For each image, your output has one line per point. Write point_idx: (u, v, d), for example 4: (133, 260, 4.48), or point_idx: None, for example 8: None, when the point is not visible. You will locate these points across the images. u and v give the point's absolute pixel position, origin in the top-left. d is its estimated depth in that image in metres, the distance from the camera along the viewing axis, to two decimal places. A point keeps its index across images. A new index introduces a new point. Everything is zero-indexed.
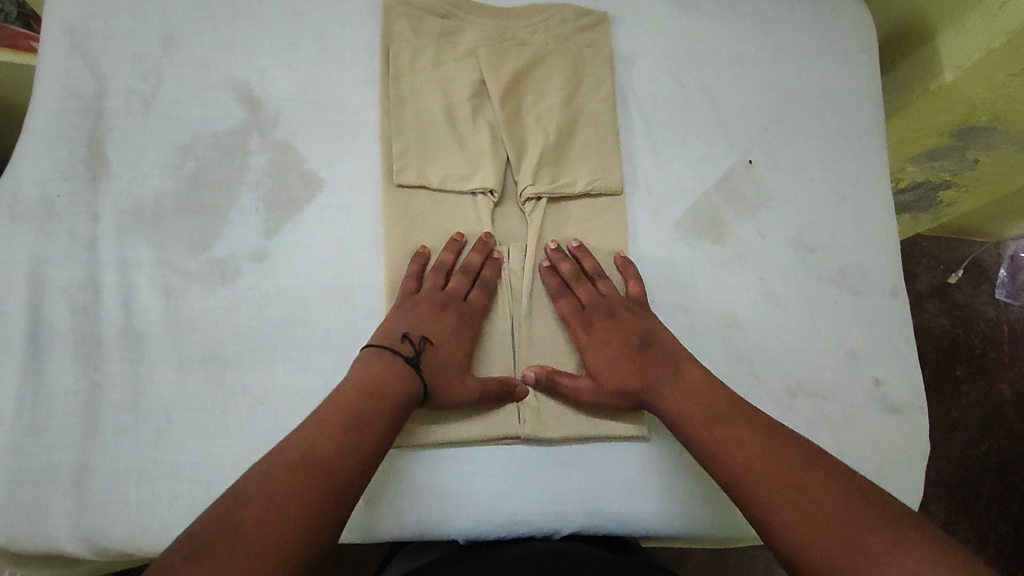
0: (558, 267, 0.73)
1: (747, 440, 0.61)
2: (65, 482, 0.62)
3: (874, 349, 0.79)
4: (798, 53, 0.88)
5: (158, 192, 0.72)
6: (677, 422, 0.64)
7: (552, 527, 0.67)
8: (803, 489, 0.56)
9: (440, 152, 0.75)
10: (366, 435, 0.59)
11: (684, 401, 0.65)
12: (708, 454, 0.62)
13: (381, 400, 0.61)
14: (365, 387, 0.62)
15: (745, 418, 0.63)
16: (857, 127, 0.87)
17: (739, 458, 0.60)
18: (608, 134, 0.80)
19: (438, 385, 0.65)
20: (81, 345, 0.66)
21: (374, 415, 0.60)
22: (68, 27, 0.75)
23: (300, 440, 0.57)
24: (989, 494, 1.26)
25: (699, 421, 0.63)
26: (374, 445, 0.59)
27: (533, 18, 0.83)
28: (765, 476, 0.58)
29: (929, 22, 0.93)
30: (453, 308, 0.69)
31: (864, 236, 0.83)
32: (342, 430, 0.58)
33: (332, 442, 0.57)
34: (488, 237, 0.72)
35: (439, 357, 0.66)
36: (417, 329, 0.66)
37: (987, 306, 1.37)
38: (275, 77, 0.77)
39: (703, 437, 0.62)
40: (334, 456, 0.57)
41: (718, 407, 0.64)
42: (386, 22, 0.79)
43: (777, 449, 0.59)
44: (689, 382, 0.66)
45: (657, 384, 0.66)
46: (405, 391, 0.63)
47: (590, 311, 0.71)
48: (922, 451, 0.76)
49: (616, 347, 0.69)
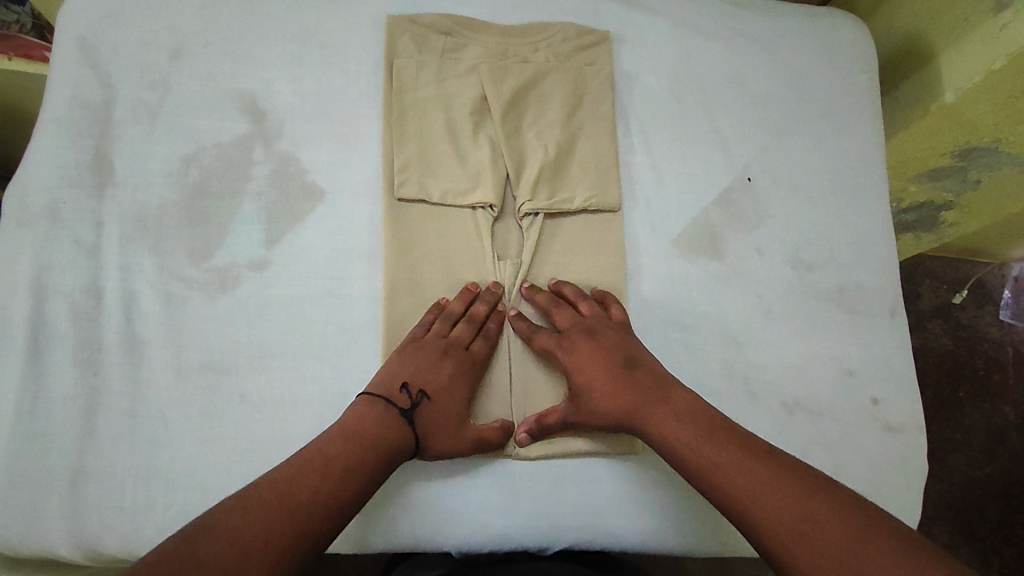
0: (534, 301, 0.73)
1: (743, 464, 0.59)
2: (60, 485, 0.63)
3: (872, 367, 0.79)
4: (798, 72, 0.89)
5: (162, 200, 0.73)
6: (672, 447, 0.63)
7: (545, 540, 0.67)
8: (812, 518, 0.55)
9: (441, 167, 0.76)
10: (344, 480, 0.58)
11: (678, 426, 0.63)
12: (708, 483, 0.60)
13: (364, 445, 0.61)
14: (355, 430, 0.62)
15: (744, 441, 0.61)
16: (856, 145, 0.87)
17: (741, 485, 0.58)
18: (607, 151, 0.80)
19: (432, 435, 0.65)
20: (81, 349, 0.67)
21: (354, 461, 0.60)
22: (79, 37, 0.77)
23: (278, 477, 0.57)
24: (994, 518, 1.25)
25: (695, 446, 0.62)
26: (349, 494, 0.58)
27: (535, 36, 0.84)
28: (771, 505, 0.56)
29: (928, 44, 0.94)
30: (454, 358, 0.68)
31: (862, 255, 0.83)
32: (319, 474, 0.58)
33: (307, 484, 0.57)
34: (495, 285, 0.73)
35: (435, 410, 0.66)
36: (415, 381, 0.66)
37: (990, 327, 1.36)
38: (280, 89, 0.78)
39: (705, 467, 0.61)
40: (309, 497, 0.56)
41: (714, 430, 0.62)
42: (390, 37, 0.80)
43: (778, 474, 0.58)
44: (682, 403, 0.65)
45: (645, 406, 0.65)
46: (396, 446, 0.62)
47: (571, 336, 0.70)
48: (920, 471, 0.75)
49: (600, 369, 0.68)
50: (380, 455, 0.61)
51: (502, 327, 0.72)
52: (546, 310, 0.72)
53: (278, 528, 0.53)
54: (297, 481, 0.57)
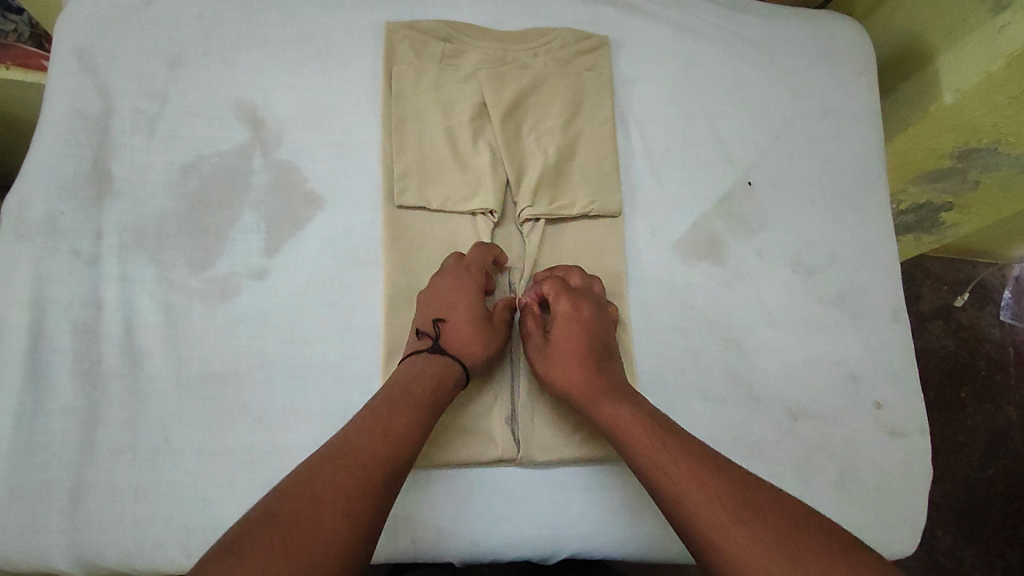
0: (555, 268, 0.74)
1: (686, 456, 0.59)
2: (60, 499, 0.62)
3: (875, 371, 0.78)
4: (797, 75, 0.89)
5: (162, 209, 0.73)
6: (617, 430, 0.63)
7: (549, 549, 0.67)
8: (750, 516, 0.54)
9: (440, 173, 0.76)
10: (397, 443, 0.58)
11: (632, 411, 0.63)
12: (650, 471, 0.60)
13: (408, 410, 0.61)
14: (394, 399, 0.61)
15: (692, 441, 0.61)
16: (857, 148, 0.87)
17: (678, 474, 0.58)
18: (607, 156, 0.80)
19: (466, 349, 0.67)
20: (80, 361, 0.67)
21: (402, 425, 0.60)
22: (77, 47, 0.77)
23: (329, 449, 0.57)
24: (998, 520, 1.24)
25: (644, 431, 0.62)
26: (405, 456, 0.58)
27: (534, 41, 0.83)
28: (708, 498, 0.56)
29: (926, 46, 0.94)
30: (446, 276, 0.70)
31: (864, 258, 0.83)
32: (369, 438, 0.58)
33: (361, 450, 0.57)
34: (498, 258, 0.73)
35: (456, 326, 0.68)
36: (426, 320, 0.68)
37: (991, 328, 1.36)
38: (279, 97, 0.78)
39: (647, 451, 0.60)
40: (365, 445, 0.57)
41: (663, 424, 0.63)
42: (388, 44, 0.80)
43: (723, 475, 0.57)
44: (640, 401, 0.65)
45: (606, 389, 0.65)
46: (436, 372, 0.64)
47: (576, 294, 0.70)
48: (925, 476, 0.75)
49: (577, 340, 0.68)
50: (427, 415, 0.62)
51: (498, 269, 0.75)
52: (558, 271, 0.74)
53: (345, 492, 0.53)
54: (350, 449, 0.57)
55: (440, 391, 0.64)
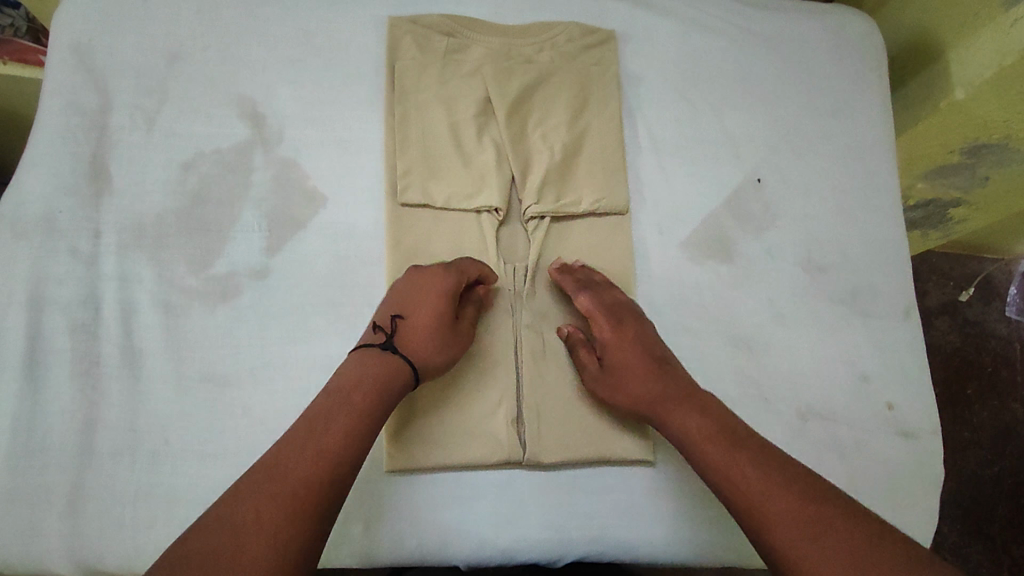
0: (565, 277, 0.71)
1: (755, 465, 0.57)
2: (59, 503, 0.61)
3: (887, 371, 0.77)
4: (807, 69, 0.88)
5: (161, 208, 0.71)
6: (688, 442, 0.61)
7: (556, 553, 0.66)
8: (828, 524, 0.52)
9: (444, 171, 0.75)
10: (323, 464, 0.54)
11: (699, 420, 0.61)
12: (721, 480, 0.58)
13: (335, 426, 0.56)
14: (331, 405, 0.57)
15: (760, 444, 0.59)
16: (867, 143, 0.86)
17: (750, 483, 0.56)
18: (614, 153, 0.79)
19: (421, 351, 0.63)
20: (79, 363, 0.65)
21: (329, 443, 0.55)
22: (74, 42, 0.75)
23: (254, 471, 0.53)
24: (1004, 517, 1.23)
25: (711, 441, 0.59)
26: (332, 478, 0.53)
27: (539, 35, 0.82)
28: (783, 510, 0.54)
29: (938, 40, 0.92)
30: (425, 274, 0.66)
31: (875, 256, 0.81)
32: (302, 450, 0.54)
33: (283, 473, 0.52)
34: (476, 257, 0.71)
35: (414, 325, 0.64)
36: (387, 315, 0.65)
37: (998, 324, 1.35)
38: (280, 93, 0.76)
39: (717, 462, 0.58)
40: (297, 459, 0.53)
41: (731, 429, 0.60)
42: (391, 39, 0.79)
43: (794, 481, 0.56)
44: (706, 403, 0.63)
45: (671, 399, 0.63)
46: (381, 371, 0.60)
47: (615, 311, 0.68)
48: (937, 477, 0.74)
49: (633, 356, 0.66)
50: (359, 429, 0.56)
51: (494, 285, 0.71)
52: (584, 284, 0.70)
53: (260, 525, 0.49)
54: (274, 471, 0.53)
55: (378, 397, 0.59)
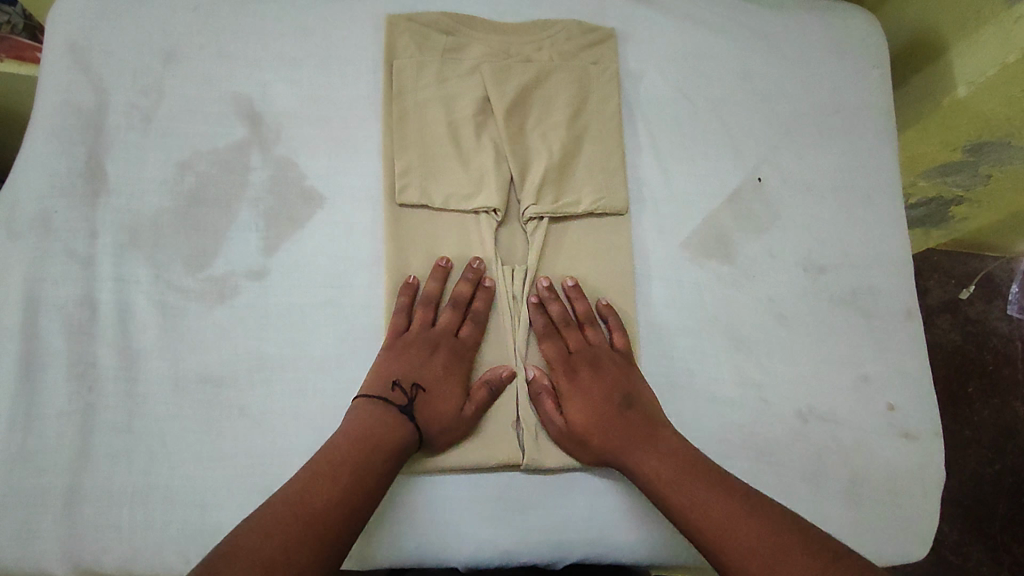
0: (549, 305, 0.71)
1: (718, 504, 0.59)
2: (56, 505, 0.61)
3: (888, 372, 0.77)
4: (808, 67, 0.87)
5: (157, 207, 0.71)
6: (655, 486, 0.62)
7: (556, 555, 0.65)
8: (789, 557, 0.55)
9: (442, 171, 0.74)
10: (324, 516, 0.56)
11: (661, 465, 0.63)
12: (687, 522, 0.60)
13: (340, 479, 0.58)
14: (355, 453, 0.60)
15: (724, 480, 0.61)
16: (869, 142, 0.85)
17: (714, 523, 0.59)
18: (613, 152, 0.78)
19: (435, 426, 0.64)
20: (75, 364, 0.65)
21: (332, 495, 0.57)
22: (69, 40, 0.75)
23: (264, 505, 0.56)
24: (1004, 515, 1.22)
25: (675, 486, 0.61)
26: (326, 531, 0.55)
27: (538, 34, 0.81)
28: (745, 547, 0.57)
29: (940, 37, 0.91)
30: (447, 350, 0.68)
31: (876, 256, 0.81)
32: (327, 495, 0.57)
33: (285, 515, 0.55)
34: (477, 261, 0.71)
35: (433, 398, 0.65)
36: (409, 376, 0.66)
37: (999, 322, 1.34)
38: (277, 92, 0.76)
39: (682, 505, 0.60)
40: (322, 503, 0.56)
41: (694, 467, 0.62)
42: (389, 37, 0.78)
43: (755, 514, 0.59)
44: (669, 443, 0.64)
45: (634, 445, 0.64)
46: (399, 442, 0.62)
47: (575, 359, 0.69)
48: (937, 478, 0.73)
49: (594, 406, 0.67)
50: (360, 487, 0.59)
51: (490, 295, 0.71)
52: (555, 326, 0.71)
53: (252, 558, 0.52)
54: (280, 510, 0.55)
55: (384, 459, 0.61)
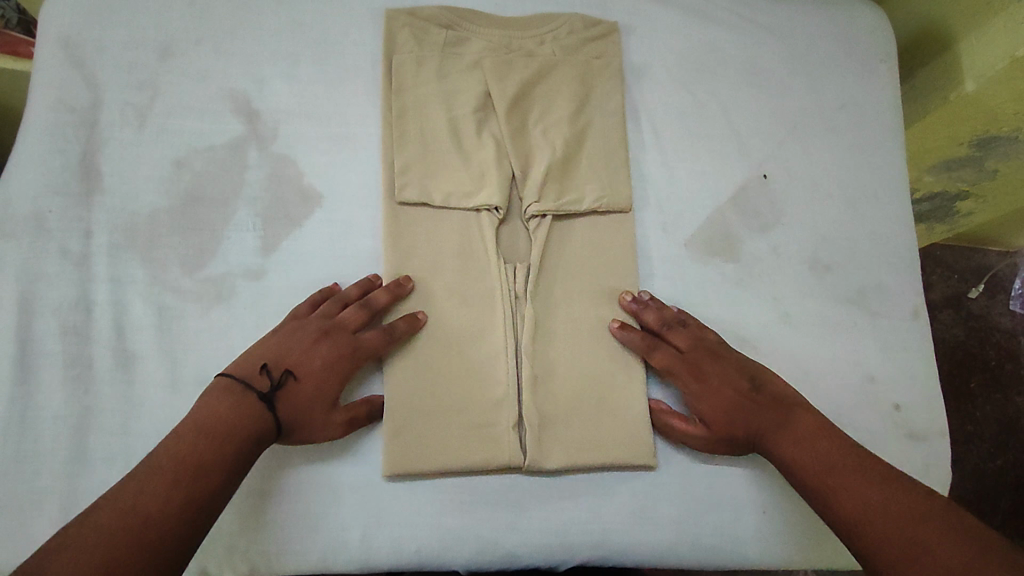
0: (642, 317, 0.70)
1: (855, 485, 0.57)
2: (51, 509, 0.60)
3: (894, 370, 0.76)
4: (814, 62, 0.86)
5: (153, 206, 0.70)
6: (794, 472, 0.61)
7: (560, 557, 0.65)
8: (916, 539, 0.53)
9: (442, 168, 0.73)
10: (155, 511, 0.51)
11: (796, 451, 0.62)
12: (825, 506, 0.58)
13: (181, 477, 0.53)
14: (201, 447, 0.55)
15: (858, 460, 0.60)
16: (876, 138, 0.84)
17: (848, 505, 0.57)
18: (617, 149, 0.77)
19: (295, 419, 0.61)
20: (71, 366, 0.64)
21: (165, 490, 0.52)
22: (63, 35, 0.73)
23: (83, 514, 0.51)
24: (1007, 511, 1.21)
25: (809, 470, 0.60)
26: (156, 534, 0.50)
27: (541, 28, 0.80)
28: (883, 526, 0.54)
29: (947, 30, 0.90)
30: (332, 340, 0.64)
31: (882, 254, 0.80)
32: (160, 488, 0.52)
33: (109, 519, 0.50)
34: (405, 280, 0.68)
35: (299, 391, 0.61)
36: (281, 362, 0.62)
37: (1002, 317, 1.33)
38: (275, 88, 0.75)
39: (820, 487, 0.59)
40: (154, 499, 0.51)
41: (826, 448, 0.61)
42: (388, 32, 0.77)
43: (888, 494, 0.56)
44: (802, 427, 0.63)
45: (769, 434, 0.64)
46: (250, 431, 0.58)
47: (692, 358, 0.68)
48: (945, 478, 0.72)
49: (725, 401, 0.66)
50: (206, 484, 0.54)
51: (413, 331, 0.67)
52: (657, 331, 0.70)
53: (60, 562, 0.47)
54: (104, 515, 0.50)
55: (239, 450, 0.57)
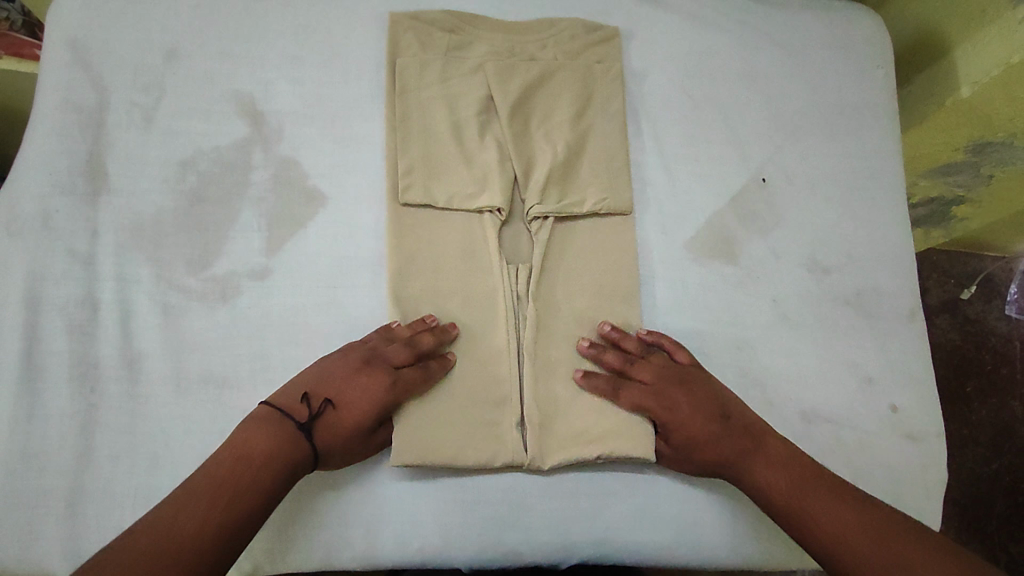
0: (602, 358, 0.68)
1: (835, 510, 0.58)
2: (58, 506, 0.61)
3: (891, 372, 0.77)
4: (813, 67, 0.87)
5: (159, 206, 0.70)
6: (771, 499, 0.62)
7: (561, 556, 0.65)
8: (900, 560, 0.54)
9: (446, 170, 0.74)
10: (196, 534, 0.51)
11: (774, 476, 0.62)
12: (809, 535, 0.59)
13: (221, 501, 0.54)
14: (239, 471, 0.56)
15: (830, 484, 0.61)
16: (873, 142, 0.85)
17: (831, 531, 0.57)
18: (618, 152, 0.78)
19: (333, 448, 0.61)
20: (77, 365, 0.65)
21: (205, 512, 0.53)
22: (70, 38, 0.74)
23: (124, 535, 0.51)
24: (1001, 514, 1.22)
25: (791, 497, 0.60)
26: (194, 556, 0.51)
27: (543, 33, 0.81)
28: (868, 553, 0.55)
29: (944, 37, 0.91)
30: (372, 370, 0.62)
31: (879, 257, 0.81)
32: (201, 511, 0.53)
33: (149, 540, 0.50)
34: (430, 318, 0.68)
35: (339, 420, 0.61)
36: (320, 391, 0.62)
37: (998, 321, 1.34)
38: (280, 90, 0.75)
39: (804, 517, 0.59)
40: (195, 522, 0.52)
41: (803, 476, 0.62)
42: (392, 36, 0.78)
43: (864, 515, 0.58)
44: (771, 450, 0.64)
45: (747, 457, 0.63)
46: (290, 459, 0.58)
47: (662, 389, 0.66)
48: (941, 479, 0.73)
49: (700, 429, 0.64)
50: (244, 507, 0.54)
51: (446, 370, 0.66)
52: (621, 368, 0.68)
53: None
54: (145, 535, 0.50)
55: (275, 472, 0.57)
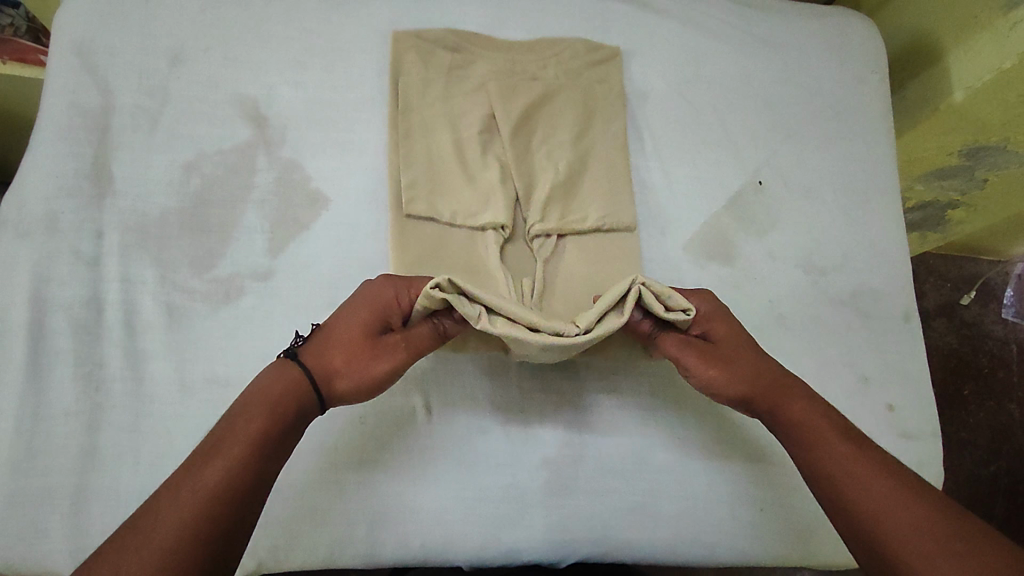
0: None
1: (858, 462, 0.55)
2: (63, 504, 0.61)
3: (887, 372, 0.78)
4: (807, 71, 0.88)
5: (164, 208, 0.71)
6: (798, 438, 0.59)
7: (561, 553, 0.66)
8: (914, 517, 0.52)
9: (448, 188, 0.73)
10: (183, 498, 0.48)
11: (809, 411, 0.59)
12: (828, 483, 0.56)
13: (203, 464, 0.50)
14: (222, 432, 0.52)
15: (853, 437, 0.58)
16: (868, 145, 0.86)
17: (850, 481, 0.55)
18: (619, 169, 0.78)
19: (328, 361, 0.57)
20: (81, 365, 0.65)
21: (189, 478, 0.49)
22: (76, 42, 0.75)
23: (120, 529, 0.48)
24: (999, 517, 1.23)
25: (816, 441, 0.58)
26: (183, 521, 0.47)
27: (544, 52, 0.82)
28: (887, 506, 0.53)
29: (935, 42, 0.93)
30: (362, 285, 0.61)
31: (874, 259, 0.82)
32: (186, 479, 0.49)
33: (141, 529, 0.46)
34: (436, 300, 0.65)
35: (332, 338, 0.58)
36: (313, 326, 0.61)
37: (995, 325, 1.36)
38: (284, 94, 0.76)
39: (823, 464, 0.56)
40: (182, 489, 0.48)
41: (831, 424, 0.59)
42: (395, 54, 0.78)
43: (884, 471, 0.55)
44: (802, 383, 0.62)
45: (782, 379, 0.61)
46: (278, 403, 0.54)
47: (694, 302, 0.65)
48: (936, 477, 0.74)
49: (737, 336, 0.63)
50: (230, 462, 0.50)
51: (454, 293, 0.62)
52: None
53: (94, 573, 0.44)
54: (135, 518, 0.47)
55: (259, 424, 0.53)
